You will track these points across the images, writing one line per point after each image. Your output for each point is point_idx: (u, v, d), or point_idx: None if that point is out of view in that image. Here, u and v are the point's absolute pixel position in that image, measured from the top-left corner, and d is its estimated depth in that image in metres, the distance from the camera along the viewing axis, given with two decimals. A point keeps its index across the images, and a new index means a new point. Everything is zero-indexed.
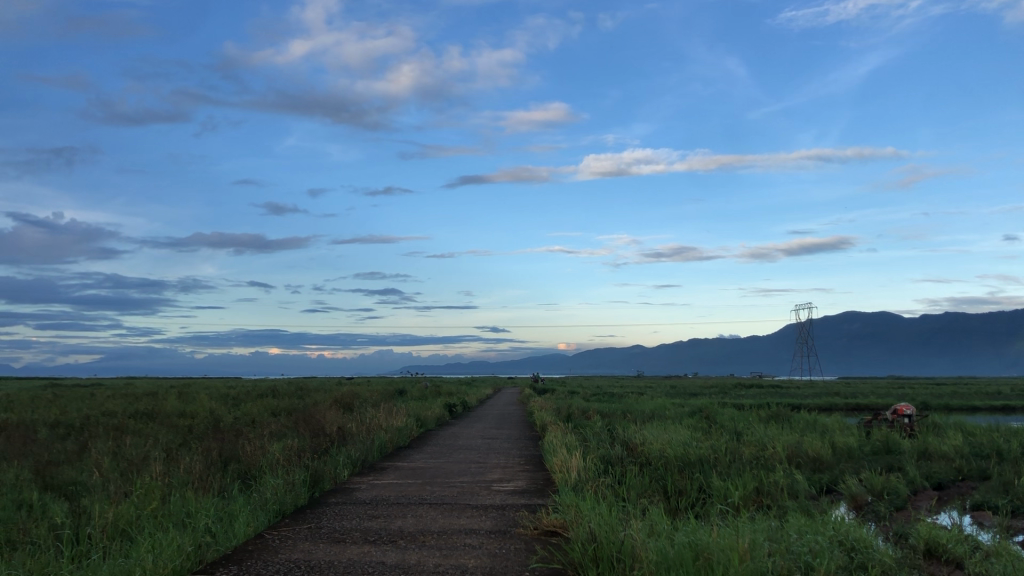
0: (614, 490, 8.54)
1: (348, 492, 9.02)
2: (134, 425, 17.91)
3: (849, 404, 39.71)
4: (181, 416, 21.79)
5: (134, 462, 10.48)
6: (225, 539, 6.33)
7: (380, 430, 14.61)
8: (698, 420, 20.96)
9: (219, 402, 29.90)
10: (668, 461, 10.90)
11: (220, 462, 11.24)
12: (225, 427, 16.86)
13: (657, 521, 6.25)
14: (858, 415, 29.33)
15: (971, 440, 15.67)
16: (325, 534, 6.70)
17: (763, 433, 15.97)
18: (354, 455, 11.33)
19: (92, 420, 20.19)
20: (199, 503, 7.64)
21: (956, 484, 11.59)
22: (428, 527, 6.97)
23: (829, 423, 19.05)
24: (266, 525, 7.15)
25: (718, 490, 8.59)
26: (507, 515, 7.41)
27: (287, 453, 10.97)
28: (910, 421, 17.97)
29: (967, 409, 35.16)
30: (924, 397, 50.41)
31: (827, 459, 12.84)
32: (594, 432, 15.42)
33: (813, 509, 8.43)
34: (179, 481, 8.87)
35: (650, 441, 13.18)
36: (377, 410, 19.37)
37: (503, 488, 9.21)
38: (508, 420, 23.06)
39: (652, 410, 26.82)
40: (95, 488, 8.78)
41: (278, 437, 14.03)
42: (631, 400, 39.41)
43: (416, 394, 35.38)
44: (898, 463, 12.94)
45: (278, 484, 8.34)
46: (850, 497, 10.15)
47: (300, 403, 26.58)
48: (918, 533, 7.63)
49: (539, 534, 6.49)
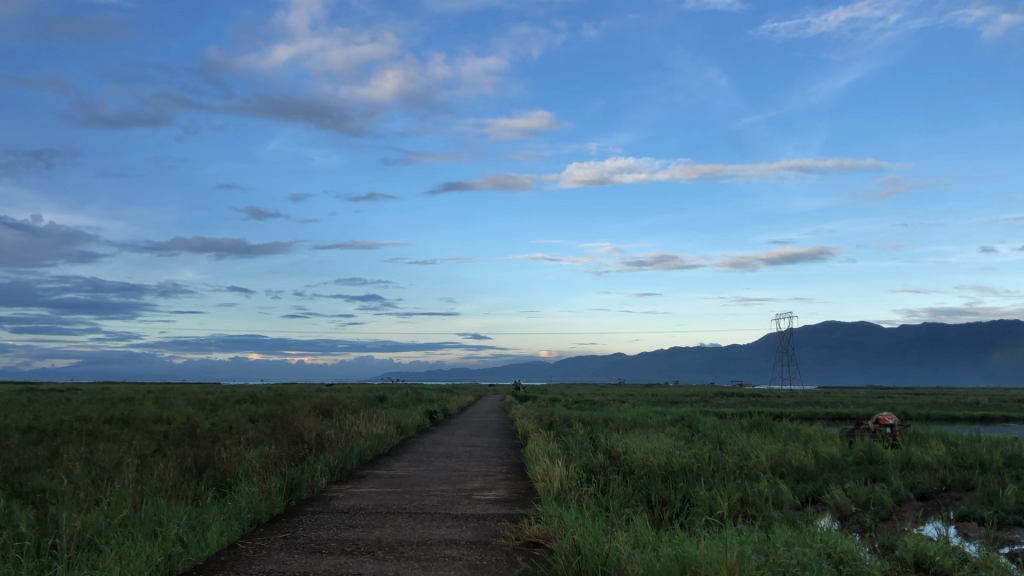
0: (597, 499, 8.40)
1: (325, 501, 8.83)
2: (109, 431, 17.60)
3: (829, 413, 39.77)
4: (157, 421, 21.51)
5: (106, 470, 10.23)
6: (198, 549, 6.12)
7: (360, 437, 14.41)
8: (680, 428, 20.88)
9: (197, 408, 29.56)
10: (651, 471, 10.77)
11: (195, 469, 11.01)
12: (201, 433, 16.58)
13: (643, 532, 6.11)
14: (839, 424, 29.40)
15: (953, 450, 15.67)
16: (301, 544, 6.52)
17: (746, 442, 15.90)
18: (332, 463, 11.13)
19: (66, 426, 19.86)
20: (171, 511, 7.42)
21: (940, 495, 11.51)
22: (407, 537, 6.80)
23: (811, 432, 19.02)
24: (240, 534, 6.95)
25: (703, 501, 8.46)
26: (489, 525, 7.25)
27: (264, 460, 10.75)
28: (892, 431, 17.94)
29: (947, 419, 35.30)
30: (904, 406, 50.72)
31: (811, 469, 12.75)
32: (576, 440, 15.29)
33: (799, 520, 8.31)
34: (152, 489, 8.64)
35: (633, 449, 13.06)
36: (356, 417, 19.16)
37: (484, 497, 9.05)
38: (490, 428, 22.93)
39: (635, 417, 26.73)
40: (63, 496, 8.53)
41: (254, 444, 13.82)
42: (613, 408, 39.35)
43: (396, 401, 35.17)
44: (881, 473, 12.88)
45: (254, 492, 8.13)
46: (835, 508, 10.06)
47: (278, 410, 26.29)
48: (905, 545, 7.52)
49: (520, 545, 6.34)
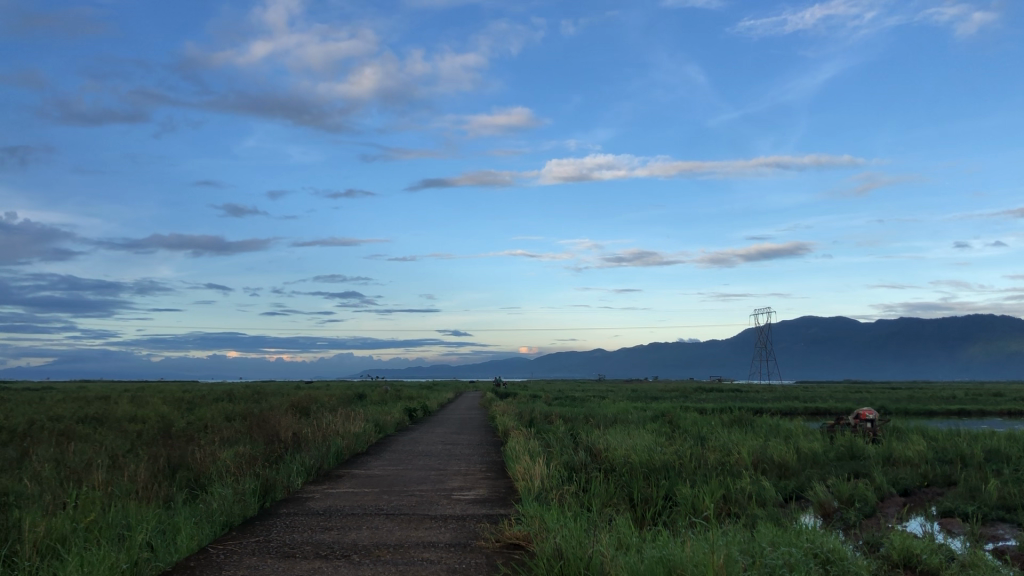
0: (579, 498, 8.25)
1: (301, 502, 8.63)
2: (81, 431, 17.24)
3: (808, 408, 39.86)
4: (131, 421, 21.13)
5: (75, 471, 9.94)
6: (166, 554, 5.90)
7: (337, 436, 14.18)
8: (661, 424, 20.77)
9: (173, 406, 29.18)
10: (632, 468, 10.63)
11: (168, 469, 10.76)
12: (176, 432, 16.30)
13: (626, 533, 5.96)
14: (818, 420, 29.41)
15: (933, 445, 15.68)
16: (275, 548, 6.31)
17: (727, 438, 15.82)
18: (308, 462, 10.91)
19: (37, 425, 19.45)
20: (140, 514, 7.20)
21: (922, 490, 11.46)
22: (384, 540, 6.60)
23: (792, 427, 18.99)
24: (211, 538, 6.73)
25: (686, 500, 8.34)
26: (468, 526, 7.07)
27: (238, 461, 10.52)
28: (873, 425, 17.96)
29: (924, 414, 35.41)
30: (881, 401, 51.16)
31: (792, 465, 12.66)
32: (557, 438, 15.14)
33: (782, 518, 8.19)
34: (121, 491, 8.40)
35: (615, 445, 12.91)
36: (334, 415, 18.92)
37: (464, 497, 8.88)
38: (469, 425, 22.80)
39: (615, 413, 26.65)
40: (30, 499, 8.28)
41: (229, 443, 13.57)
42: (593, 403, 39.36)
43: (376, 399, 34.97)
44: (864, 468, 12.81)
45: (226, 493, 7.91)
46: (819, 504, 9.98)
47: (255, 407, 26.01)
48: (891, 543, 7.42)
49: (500, 547, 6.18)
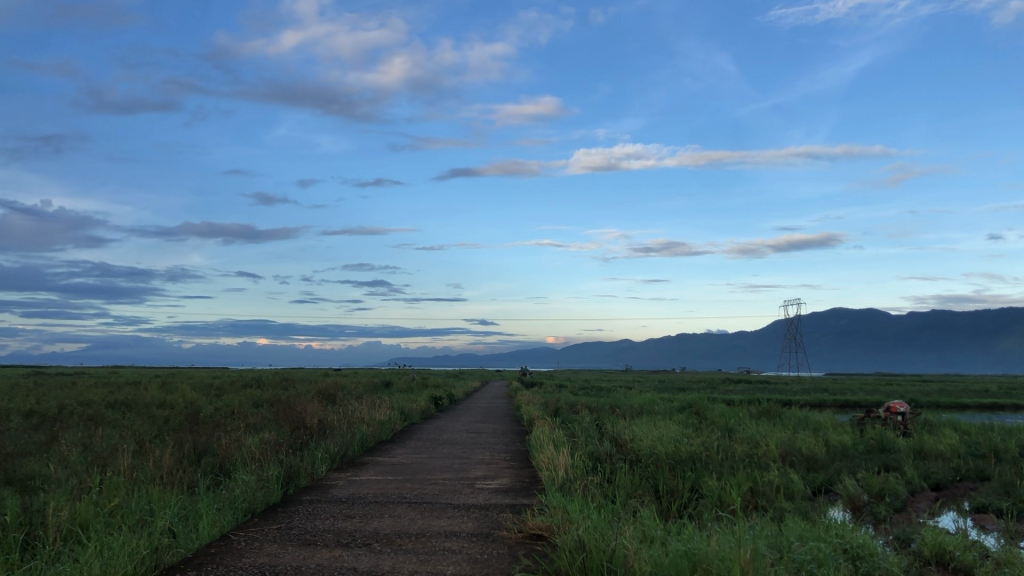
0: (603, 489, 8.15)
1: (324, 489, 8.61)
2: (110, 416, 17.40)
3: (838, 400, 39.35)
4: (160, 407, 21.31)
5: (102, 456, 10.01)
6: (186, 540, 5.88)
7: (362, 423, 14.18)
8: (687, 415, 20.57)
9: (202, 392, 29.45)
10: (658, 459, 10.51)
11: (193, 455, 10.79)
12: (202, 419, 16.39)
13: (650, 526, 5.86)
14: (848, 412, 29.11)
15: (965, 439, 15.39)
16: (296, 535, 6.28)
17: (755, 430, 15.64)
18: (333, 450, 10.89)
19: (68, 410, 19.68)
20: (163, 500, 7.22)
21: (955, 485, 11.23)
22: (405, 529, 6.54)
23: (821, 420, 18.75)
24: (233, 525, 6.72)
25: (712, 492, 8.21)
26: (490, 516, 6.99)
27: (263, 447, 10.53)
28: (903, 418, 17.71)
29: (957, 407, 34.81)
30: (913, 394, 50.52)
31: (821, 458, 12.46)
32: (582, 428, 15.04)
33: (811, 512, 8.04)
34: (146, 477, 8.44)
35: (640, 436, 12.78)
36: (359, 402, 18.96)
37: (487, 486, 8.82)
38: (494, 414, 22.81)
39: (641, 404, 26.53)
40: (57, 483, 8.33)
41: (256, 430, 13.60)
42: (619, 394, 39.13)
43: (403, 387, 35.11)
44: (894, 462, 12.60)
45: (249, 480, 7.90)
46: (848, 498, 9.80)
47: (283, 394, 26.20)
48: (922, 539, 7.25)
49: (522, 538, 6.10)
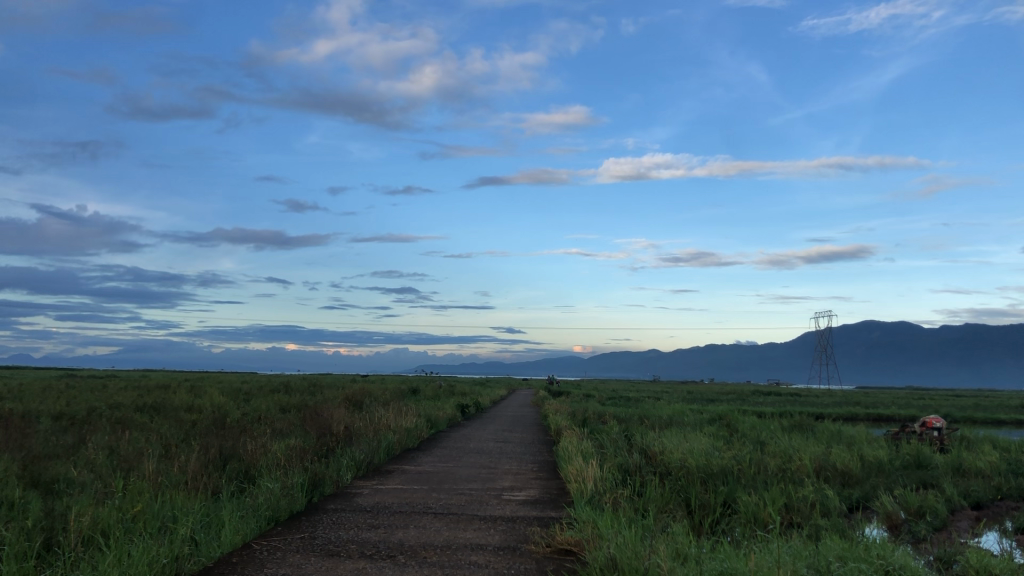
0: (634, 503, 7.96)
1: (348, 498, 8.49)
2: (138, 419, 17.44)
3: (870, 415, 38.64)
4: (188, 411, 21.37)
5: (128, 460, 9.97)
6: (208, 549, 5.77)
7: (389, 431, 14.08)
8: (718, 428, 20.27)
9: (230, 397, 29.52)
10: (689, 473, 10.30)
11: (219, 460, 10.74)
12: (229, 423, 16.40)
13: (685, 544, 5.66)
14: (882, 426, 28.61)
15: (1005, 456, 15.01)
16: (319, 545, 6.15)
17: (787, 443, 15.36)
18: (358, 457, 10.78)
19: (97, 413, 19.77)
20: (186, 506, 7.13)
21: (995, 504, 10.90)
22: (431, 541, 6.40)
23: (854, 434, 18.43)
24: (256, 533, 6.61)
25: (746, 508, 7.98)
26: (518, 529, 6.82)
27: (289, 453, 10.44)
28: (939, 434, 17.36)
29: (991, 423, 34.02)
30: (947, 408, 49.80)
31: (856, 473, 12.18)
32: (610, 439, 14.85)
33: (848, 530, 7.79)
34: (171, 482, 8.37)
35: (670, 448, 12.56)
36: (386, 409, 18.91)
37: (514, 497, 8.65)
38: (521, 423, 22.66)
39: (669, 415, 26.25)
40: (81, 488, 8.28)
41: (282, 435, 13.55)
42: (648, 405, 38.81)
43: (429, 394, 35.03)
44: (932, 479, 12.27)
45: (273, 487, 7.78)
46: (885, 516, 9.51)
47: (310, 400, 26.22)
48: (966, 560, 7.00)
49: (551, 552, 5.93)
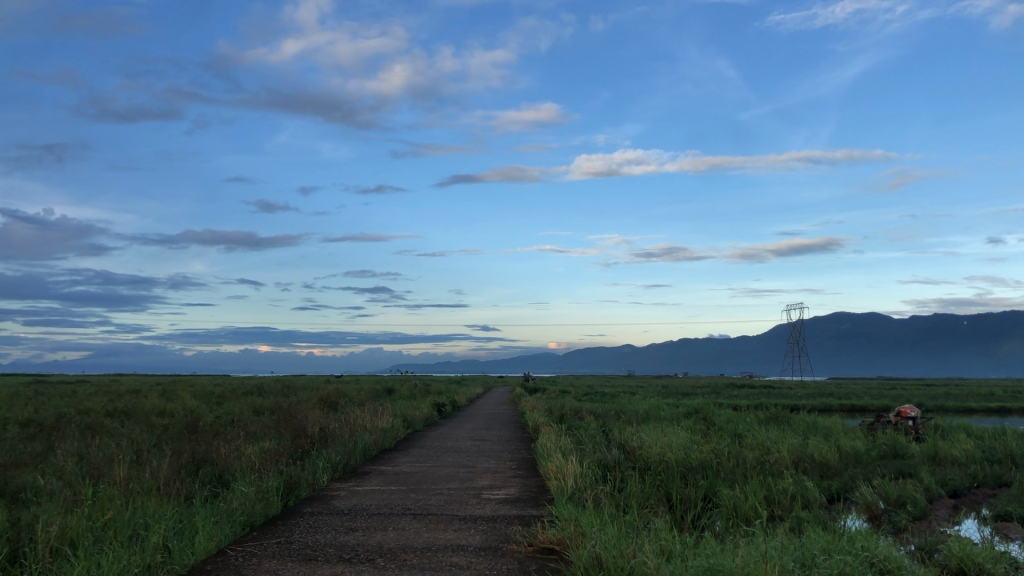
0: (615, 499, 7.87)
1: (325, 500, 8.34)
2: (109, 425, 17.11)
3: (844, 405, 38.86)
4: (159, 415, 20.99)
5: (98, 466, 9.73)
6: (181, 556, 5.62)
7: (365, 431, 13.92)
8: (695, 422, 20.29)
9: (203, 400, 29.12)
10: (669, 467, 10.25)
11: (192, 465, 10.53)
12: (203, 427, 16.14)
13: (671, 540, 5.57)
14: (857, 417, 28.79)
15: (980, 444, 15.09)
16: (295, 550, 6.00)
17: (765, 436, 15.34)
18: (334, 458, 10.62)
19: (65, 419, 19.38)
20: (158, 513, 6.96)
21: (973, 492, 10.94)
22: (410, 543, 6.27)
23: (830, 425, 18.50)
24: (231, 539, 6.46)
25: (728, 501, 7.92)
26: (499, 529, 6.71)
27: (264, 456, 10.26)
28: (914, 423, 17.47)
29: (963, 411, 34.26)
30: (919, 397, 50.50)
31: (835, 464, 12.19)
32: (588, 435, 14.76)
33: (830, 521, 7.75)
34: (143, 488, 8.18)
35: (649, 443, 12.48)
36: (362, 410, 18.70)
37: (494, 496, 8.54)
38: (498, 420, 22.59)
39: (645, 410, 26.27)
40: (49, 497, 8.08)
41: (256, 438, 13.32)
42: (624, 399, 38.82)
43: (405, 393, 34.88)
44: (910, 468, 12.30)
45: (248, 491, 7.62)
46: (865, 506, 9.50)
47: (284, 402, 25.99)
48: (949, 550, 6.99)
49: (533, 552, 5.83)
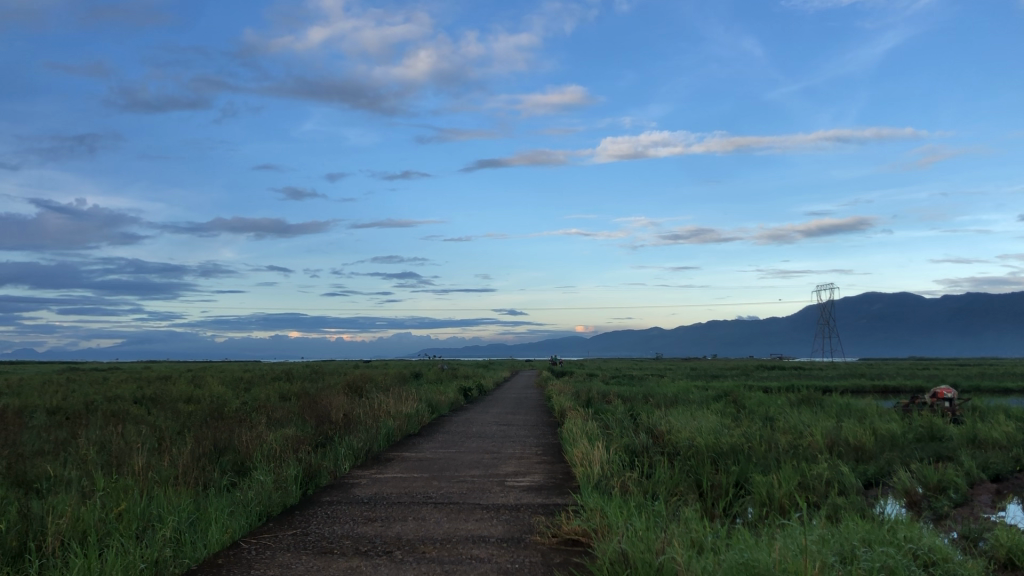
0: (642, 486, 7.61)
1: (345, 489, 8.14)
2: (135, 412, 17.06)
3: (877, 387, 37.99)
4: (185, 402, 20.93)
5: (119, 454, 9.60)
6: (192, 550, 5.43)
7: (388, 417, 13.73)
8: (725, 405, 19.92)
9: (230, 386, 29.14)
10: (698, 452, 9.95)
11: (214, 453, 10.38)
12: (227, 413, 16.04)
13: (702, 532, 5.30)
14: (892, 399, 28.28)
15: (1020, 426, 14.62)
16: (311, 542, 5.81)
17: (797, 419, 14.95)
18: (356, 445, 10.42)
19: (91, 407, 19.35)
20: (174, 502, 6.81)
21: (1015, 476, 10.55)
22: (430, 534, 6.04)
23: (864, 407, 18.06)
24: (246, 530, 6.28)
25: (761, 489, 7.61)
26: (523, 519, 6.47)
27: (285, 443, 10.10)
28: (951, 405, 17.07)
29: (1000, 392, 33.47)
30: (954, 379, 49.79)
31: (870, 448, 11.82)
32: (616, 419, 14.45)
33: (867, 508, 7.44)
34: (162, 478, 8.03)
35: (678, 428, 12.16)
36: (386, 395, 18.54)
37: (518, 484, 8.31)
38: (525, 404, 22.50)
39: (675, 393, 25.97)
40: (67, 487, 7.94)
41: (278, 425, 13.18)
42: (652, 381, 38.66)
43: (431, 377, 34.97)
44: (948, 452, 11.91)
45: (265, 481, 7.45)
46: (904, 492, 9.13)
47: (311, 387, 25.90)
48: (994, 538, 6.67)
49: (557, 543, 5.58)
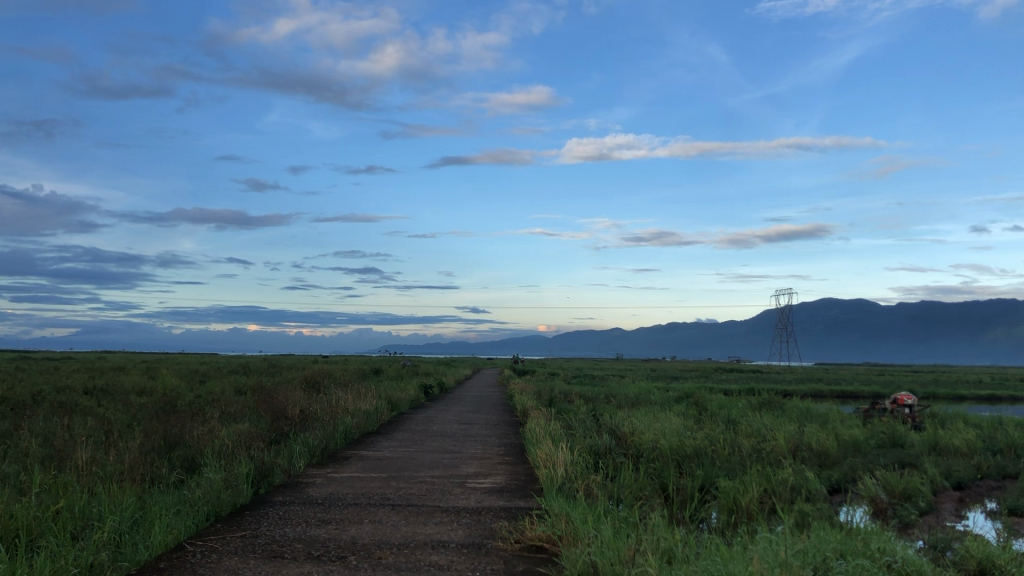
0: (607, 490, 7.39)
1: (299, 488, 7.81)
2: (84, 403, 16.54)
3: (836, 391, 38.36)
4: (138, 393, 20.38)
5: (62, 447, 9.18)
6: (132, 553, 5.11)
7: (346, 414, 13.38)
8: (688, 407, 19.82)
9: (185, 379, 28.50)
10: (663, 455, 9.79)
11: (163, 447, 9.99)
12: (181, 407, 15.62)
13: (669, 540, 5.07)
14: (851, 405, 28.46)
15: (980, 433, 14.65)
16: (260, 546, 5.49)
17: (760, 422, 14.84)
18: (312, 443, 10.09)
19: (40, 397, 18.73)
20: (117, 500, 6.45)
21: (978, 484, 10.51)
22: (386, 538, 5.75)
23: (825, 411, 18.05)
24: (192, 530, 5.96)
25: (728, 495, 7.42)
26: (484, 523, 6.20)
27: (238, 439, 9.74)
28: (911, 411, 17.12)
29: (956, 399, 33.95)
30: (907, 385, 50.50)
31: (833, 453, 11.74)
32: (578, 419, 14.26)
33: (835, 516, 7.29)
34: (105, 474, 7.65)
35: (641, 429, 12.01)
36: (346, 391, 18.17)
37: (479, 485, 8.06)
38: (487, 402, 22.30)
39: (638, 394, 25.92)
40: (4, 482, 7.54)
41: (233, 420, 12.77)
42: (613, 383, 38.67)
43: (392, 373, 34.54)
44: (911, 458, 11.86)
45: (215, 478, 7.11)
46: (870, 500, 9.01)
47: (270, 381, 25.43)
48: (963, 548, 6.54)
49: (520, 550, 5.34)
